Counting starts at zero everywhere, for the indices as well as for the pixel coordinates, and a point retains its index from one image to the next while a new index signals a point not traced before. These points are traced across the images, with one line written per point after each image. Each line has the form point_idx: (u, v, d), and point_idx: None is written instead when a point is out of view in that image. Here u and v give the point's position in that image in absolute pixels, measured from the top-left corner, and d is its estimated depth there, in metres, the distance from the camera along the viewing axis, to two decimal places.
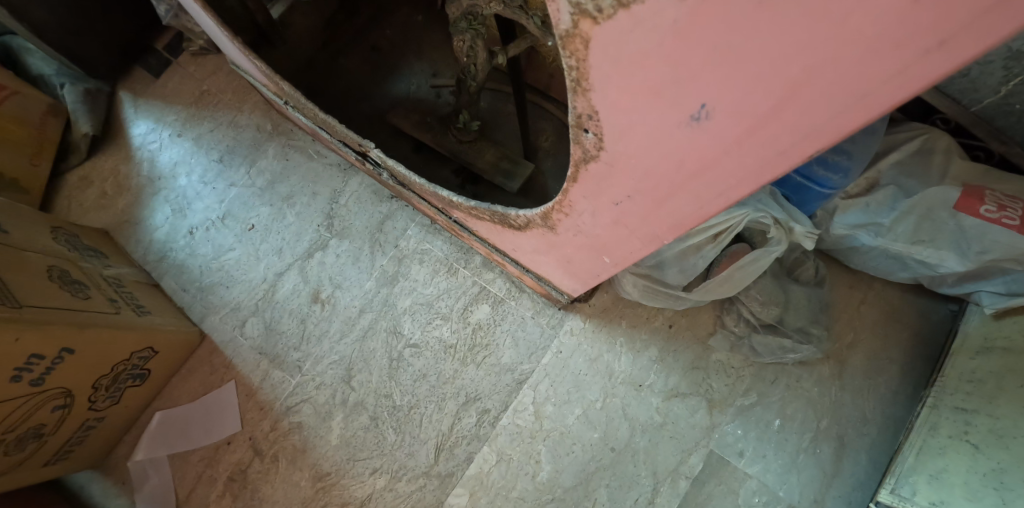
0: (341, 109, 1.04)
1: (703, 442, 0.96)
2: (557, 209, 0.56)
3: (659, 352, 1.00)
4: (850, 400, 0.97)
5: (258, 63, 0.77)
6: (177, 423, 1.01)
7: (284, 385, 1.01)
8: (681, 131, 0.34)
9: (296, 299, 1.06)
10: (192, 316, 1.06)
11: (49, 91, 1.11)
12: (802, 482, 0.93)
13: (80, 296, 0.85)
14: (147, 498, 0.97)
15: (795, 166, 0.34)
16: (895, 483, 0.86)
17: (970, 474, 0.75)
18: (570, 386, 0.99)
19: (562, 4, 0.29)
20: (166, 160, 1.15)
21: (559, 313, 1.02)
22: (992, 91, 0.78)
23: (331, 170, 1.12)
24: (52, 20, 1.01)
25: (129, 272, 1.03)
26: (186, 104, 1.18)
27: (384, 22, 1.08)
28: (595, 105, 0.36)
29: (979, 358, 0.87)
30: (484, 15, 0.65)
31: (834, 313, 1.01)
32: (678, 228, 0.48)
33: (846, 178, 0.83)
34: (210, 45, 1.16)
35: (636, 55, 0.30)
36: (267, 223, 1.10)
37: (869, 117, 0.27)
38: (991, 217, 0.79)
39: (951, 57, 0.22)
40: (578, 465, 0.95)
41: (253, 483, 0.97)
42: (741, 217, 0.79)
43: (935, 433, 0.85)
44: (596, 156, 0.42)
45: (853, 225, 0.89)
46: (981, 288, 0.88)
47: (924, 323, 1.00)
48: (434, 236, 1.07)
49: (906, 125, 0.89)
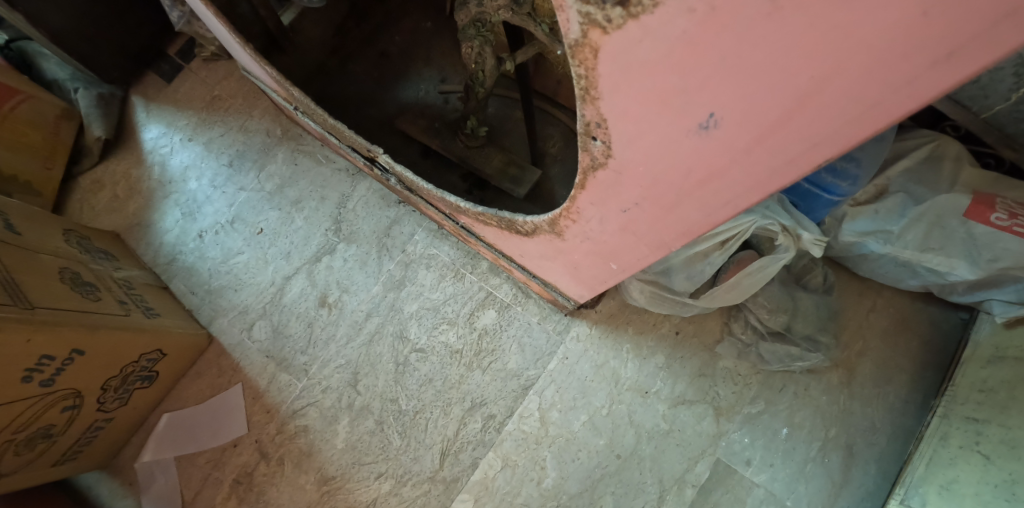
0: (350, 115, 1.05)
1: (709, 450, 0.95)
2: (564, 216, 0.56)
3: (665, 359, 0.99)
4: (859, 408, 0.96)
5: (269, 69, 0.77)
6: (185, 424, 1.02)
7: (290, 388, 1.02)
8: (689, 139, 0.34)
9: (303, 302, 1.06)
10: (200, 318, 1.07)
11: (63, 95, 1.13)
12: (810, 492, 0.92)
13: (90, 298, 0.86)
14: (155, 499, 0.98)
15: (802, 175, 0.34)
16: (905, 494, 0.85)
17: (981, 486, 0.74)
18: (575, 392, 0.98)
19: (572, 13, 0.29)
20: (177, 164, 1.16)
21: (565, 319, 1.02)
22: (1002, 98, 0.77)
23: (339, 175, 1.13)
24: (68, 26, 1.02)
25: (140, 275, 1.04)
26: (197, 108, 1.19)
27: (392, 28, 1.09)
28: (604, 113, 0.36)
29: (990, 368, 0.86)
30: (493, 21, 0.65)
31: (842, 320, 1.00)
32: (686, 235, 0.48)
33: (855, 185, 0.83)
34: (221, 51, 1.17)
35: (646, 64, 0.30)
36: (275, 227, 1.11)
37: (880, 125, 0.27)
38: (1002, 225, 0.78)
39: (959, 68, 0.22)
40: (583, 472, 0.94)
41: (258, 485, 0.97)
42: (748, 224, 0.79)
43: (946, 444, 0.84)
44: (603, 164, 0.42)
45: (862, 232, 0.89)
46: (992, 296, 0.87)
47: (934, 331, 0.99)
48: (441, 241, 1.08)
49: (915, 131, 0.88)
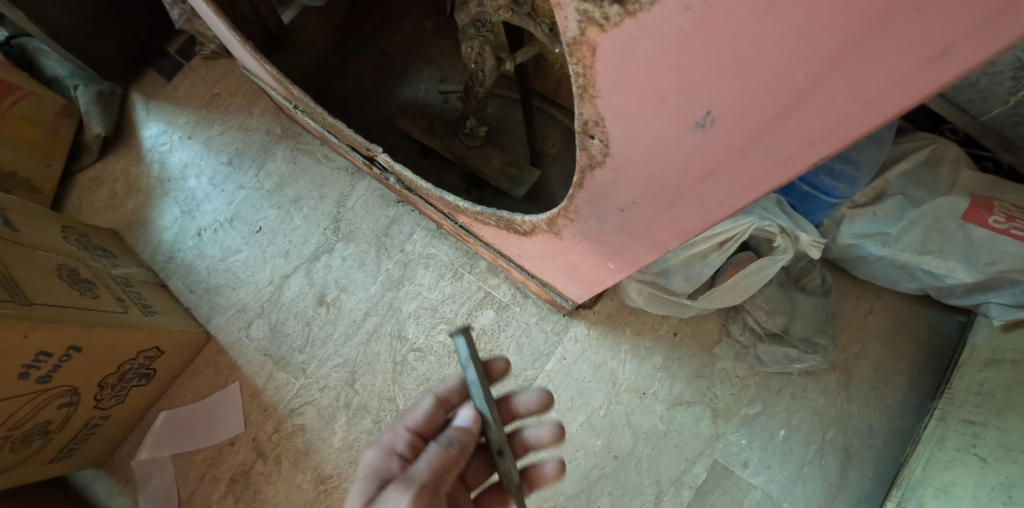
0: (351, 114, 1.05)
1: (706, 451, 0.95)
2: (562, 215, 0.56)
3: (663, 360, 0.99)
4: (857, 410, 0.96)
5: (268, 67, 0.77)
6: (182, 422, 1.02)
7: (287, 387, 1.02)
8: (686, 138, 0.34)
9: (302, 301, 1.06)
10: (197, 317, 1.07)
11: (63, 92, 1.14)
12: (807, 493, 0.92)
13: (88, 295, 0.86)
14: (151, 498, 0.98)
15: (797, 175, 0.34)
16: (901, 496, 0.85)
17: (978, 489, 0.74)
18: (573, 393, 0.98)
19: (569, 11, 0.29)
20: (177, 162, 1.16)
21: (563, 320, 1.02)
22: (1000, 101, 0.77)
23: (339, 174, 1.13)
24: (69, 23, 1.02)
25: (138, 273, 1.04)
26: (197, 106, 1.19)
27: (393, 27, 1.09)
28: (602, 112, 0.36)
29: (987, 371, 0.86)
30: (493, 22, 0.65)
31: (840, 322, 1.00)
32: (683, 235, 0.48)
33: (853, 187, 0.83)
34: (222, 49, 1.17)
35: (643, 62, 0.30)
36: (274, 225, 1.11)
37: (873, 126, 0.27)
38: (999, 228, 0.78)
39: (952, 68, 0.22)
40: (580, 472, 0.94)
41: (254, 484, 0.97)
42: (746, 225, 0.79)
43: (942, 446, 0.84)
44: (602, 162, 0.42)
45: (860, 234, 0.89)
46: (990, 299, 0.87)
47: (932, 334, 0.99)
48: (439, 240, 1.08)
49: (914, 134, 0.89)
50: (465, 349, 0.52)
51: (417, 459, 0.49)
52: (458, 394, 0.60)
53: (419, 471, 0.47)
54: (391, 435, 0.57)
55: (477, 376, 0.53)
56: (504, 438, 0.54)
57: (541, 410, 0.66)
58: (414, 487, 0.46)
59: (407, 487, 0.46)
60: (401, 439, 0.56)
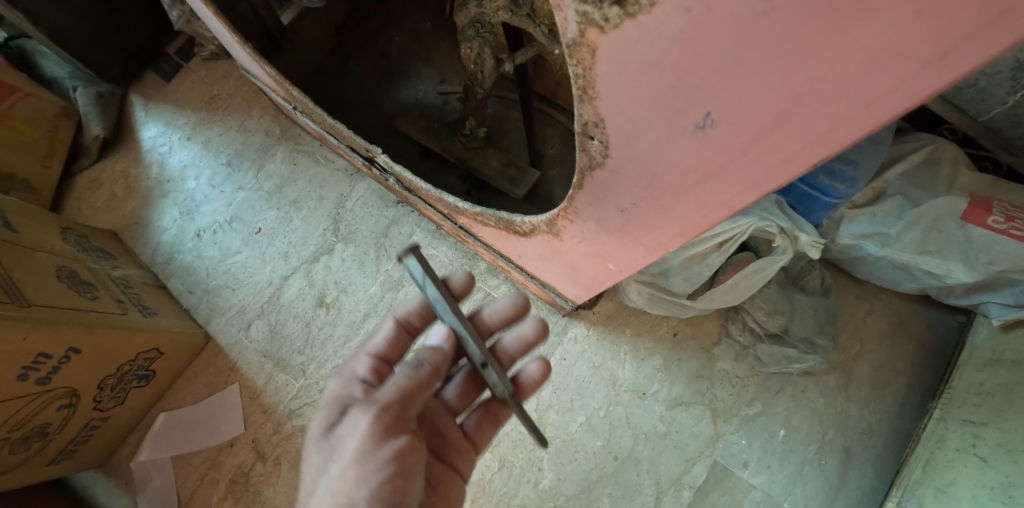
0: (351, 115, 1.05)
1: (705, 452, 0.95)
2: (561, 216, 0.56)
3: (663, 361, 1.00)
4: (856, 411, 0.96)
5: (268, 69, 0.77)
6: (182, 423, 1.02)
7: (287, 388, 1.02)
8: (685, 139, 0.34)
9: (301, 302, 1.06)
10: (197, 317, 1.07)
11: (62, 93, 1.14)
12: (807, 494, 0.92)
13: (87, 296, 0.86)
14: (151, 499, 0.97)
15: (797, 175, 0.34)
16: (901, 497, 0.85)
17: (977, 489, 0.74)
18: (573, 393, 0.98)
19: (569, 12, 0.29)
20: (177, 163, 1.16)
21: (562, 320, 1.02)
22: (999, 102, 0.77)
23: (338, 175, 1.13)
24: (68, 24, 1.02)
25: (137, 274, 1.04)
26: (197, 107, 1.19)
27: (392, 28, 1.09)
28: (601, 113, 0.36)
29: (987, 370, 0.86)
30: (491, 23, 0.65)
31: (840, 323, 1.00)
32: (683, 235, 0.48)
33: (852, 187, 0.83)
34: (221, 50, 1.17)
35: (643, 64, 0.30)
36: (273, 227, 1.11)
37: (874, 126, 0.27)
38: (999, 228, 0.78)
39: (955, 68, 0.22)
40: (581, 473, 0.94)
41: (254, 485, 0.97)
42: (746, 225, 0.79)
43: (942, 446, 0.84)
44: (601, 164, 0.42)
45: (860, 234, 0.89)
46: (990, 299, 0.87)
47: (931, 334, 0.99)
48: (439, 241, 1.08)
49: (913, 135, 0.89)
50: (418, 268, 0.57)
51: (386, 383, 0.52)
52: (418, 316, 0.67)
53: (386, 392, 0.50)
54: (356, 361, 0.61)
55: (437, 291, 0.57)
56: (484, 352, 0.58)
57: (513, 318, 0.70)
58: (377, 408, 0.49)
59: (370, 408, 0.49)
60: (366, 361, 0.61)
